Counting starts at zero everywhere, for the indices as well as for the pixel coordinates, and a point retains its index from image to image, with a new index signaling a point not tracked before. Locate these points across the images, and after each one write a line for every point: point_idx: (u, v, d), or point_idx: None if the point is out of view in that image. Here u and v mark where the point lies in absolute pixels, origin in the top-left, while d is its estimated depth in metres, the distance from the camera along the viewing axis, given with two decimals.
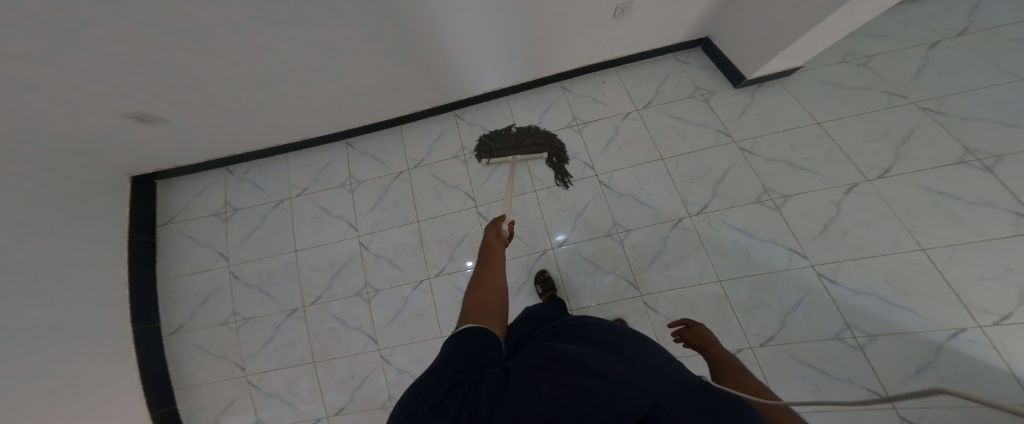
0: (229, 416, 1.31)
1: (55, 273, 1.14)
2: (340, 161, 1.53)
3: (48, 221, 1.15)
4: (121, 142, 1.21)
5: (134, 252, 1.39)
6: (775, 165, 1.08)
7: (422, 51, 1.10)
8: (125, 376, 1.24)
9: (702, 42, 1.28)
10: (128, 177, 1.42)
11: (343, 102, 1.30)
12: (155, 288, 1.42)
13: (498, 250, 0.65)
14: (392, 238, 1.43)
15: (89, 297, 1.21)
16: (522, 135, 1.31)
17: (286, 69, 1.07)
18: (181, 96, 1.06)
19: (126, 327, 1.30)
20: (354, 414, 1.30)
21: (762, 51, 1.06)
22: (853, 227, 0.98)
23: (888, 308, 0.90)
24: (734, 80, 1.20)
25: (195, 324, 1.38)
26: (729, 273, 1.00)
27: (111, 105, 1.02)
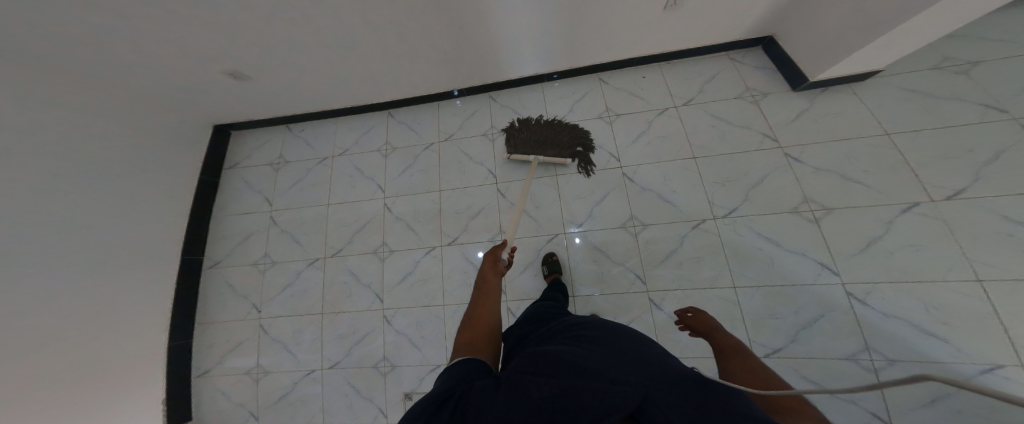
0: (236, 356, 1.40)
1: (137, 191, 1.33)
2: (380, 128, 1.65)
3: (139, 146, 1.35)
4: (209, 94, 1.40)
5: (200, 190, 1.56)
6: (822, 175, 0.99)
7: (469, 28, 1.16)
8: (161, 303, 1.35)
9: (766, 40, 1.21)
10: (211, 125, 1.63)
11: (391, 73, 1.40)
12: (207, 224, 1.56)
13: (494, 281, 0.71)
14: (413, 203, 1.50)
15: (154, 217, 1.38)
16: (548, 129, 1.20)
17: (349, 38, 1.18)
18: (261, 54, 1.21)
19: (175, 255, 1.43)
20: (347, 370, 1.35)
21: (836, 47, 0.98)
22: (900, 249, 0.88)
23: (919, 335, 0.82)
24: (794, 82, 1.12)
25: (231, 261, 1.52)
26: (746, 282, 0.95)
27: (207, 59, 1.19)
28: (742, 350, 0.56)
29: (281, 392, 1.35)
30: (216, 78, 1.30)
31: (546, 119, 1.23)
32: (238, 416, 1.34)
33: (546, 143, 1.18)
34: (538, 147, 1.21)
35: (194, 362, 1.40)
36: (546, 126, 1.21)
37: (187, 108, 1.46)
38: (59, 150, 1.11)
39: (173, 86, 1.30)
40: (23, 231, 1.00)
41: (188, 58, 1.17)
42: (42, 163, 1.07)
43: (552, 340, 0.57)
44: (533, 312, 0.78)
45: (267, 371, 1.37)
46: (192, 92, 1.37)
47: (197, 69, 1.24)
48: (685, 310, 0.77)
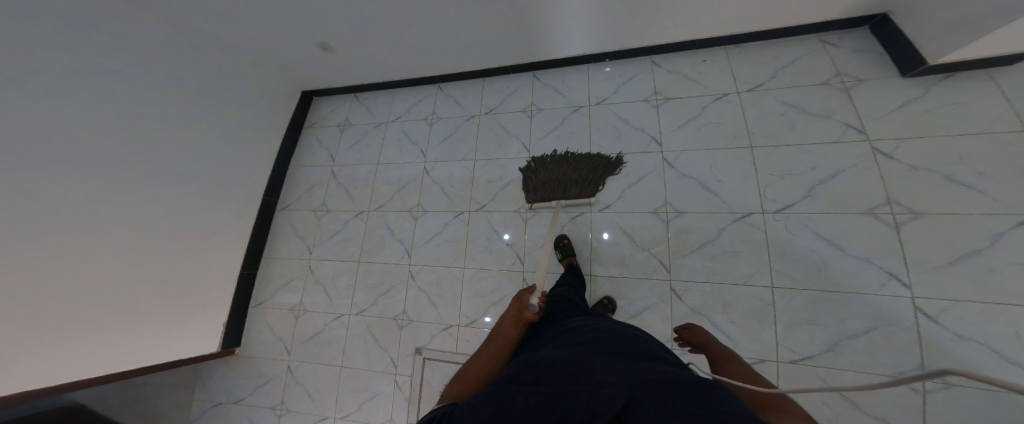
0: (286, 292, 1.58)
1: (247, 138, 1.58)
2: (430, 99, 1.75)
3: (252, 102, 1.60)
4: (302, 62, 1.62)
5: (284, 143, 1.78)
6: (916, 174, 0.83)
7: (522, 6, 1.16)
8: (239, 236, 1.54)
9: (875, 19, 1.02)
10: (300, 90, 1.88)
11: (448, 48, 1.46)
12: (285, 172, 1.79)
13: (510, 330, 0.67)
14: (450, 170, 1.57)
15: (250, 159, 1.60)
16: (562, 169, 1.18)
17: (415, 14, 1.25)
18: (341, 27, 1.35)
19: (259, 195, 1.65)
20: (370, 318, 1.47)
21: (966, 29, 0.80)
22: (1006, 267, 0.71)
23: (999, 364, 0.68)
24: (903, 67, 0.93)
25: (297, 205, 1.72)
26: (785, 282, 0.84)
27: (304, 31, 1.38)
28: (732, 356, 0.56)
29: (314, 329, 1.50)
30: (307, 47, 1.49)
31: (559, 159, 1.21)
32: (275, 346, 1.52)
33: (564, 183, 1.15)
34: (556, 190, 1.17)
35: (254, 294, 1.60)
36: (564, 162, 1.20)
37: (281, 74, 1.69)
38: (194, 96, 1.35)
39: (276, 52, 1.52)
40: (162, 157, 1.24)
41: (289, 29, 1.36)
42: (179, 103, 1.30)
43: (546, 345, 0.58)
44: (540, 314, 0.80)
45: (306, 309, 1.54)
46: (291, 60, 1.59)
47: (295, 39, 1.43)
48: (684, 326, 0.74)
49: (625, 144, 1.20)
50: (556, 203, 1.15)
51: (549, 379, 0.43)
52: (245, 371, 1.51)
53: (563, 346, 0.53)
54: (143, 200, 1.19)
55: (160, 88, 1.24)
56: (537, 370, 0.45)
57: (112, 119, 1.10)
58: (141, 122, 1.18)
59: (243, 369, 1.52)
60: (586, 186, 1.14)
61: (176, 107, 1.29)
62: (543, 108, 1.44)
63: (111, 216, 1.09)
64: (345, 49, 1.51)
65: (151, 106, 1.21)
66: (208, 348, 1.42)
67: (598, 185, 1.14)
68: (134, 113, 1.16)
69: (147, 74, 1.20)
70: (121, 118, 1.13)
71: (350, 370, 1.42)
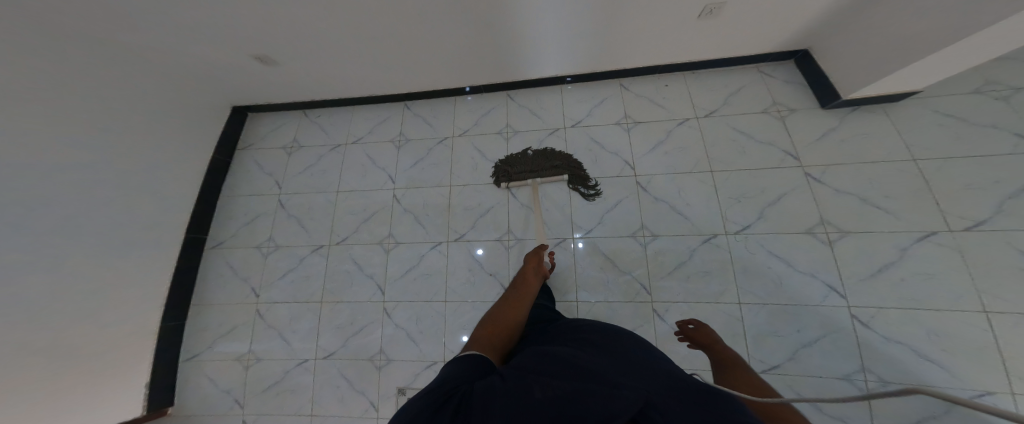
0: (229, 341, 1.40)
1: (164, 172, 1.35)
2: (396, 119, 1.65)
3: (173, 127, 1.38)
4: (236, 77, 1.43)
5: (212, 169, 1.56)
6: (840, 196, 0.99)
7: (497, 27, 1.14)
8: (157, 280, 1.32)
9: (798, 54, 1.20)
10: (229, 105, 1.64)
11: (411, 66, 1.39)
12: (214, 204, 1.56)
13: (522, 295, 0.75)
14: (422, 197, 1.50)
15: (168, 193, 1.36)
16: (541, 158, 1.31)
17: (375, 30, 1.17)
18: (283, 40, 1.20)
19: (181, 232, 1.42)
20: (341, 361, 1.36)
21: (871, 71, 0.97)
22: (912, 277, 0.88)
23: (919, 361, 0.83)
24: (823, 100, 1.11)
25: (235, 243, 1.52)
26: (751, 299, 0.95)
27: (238, 44, 1.21)
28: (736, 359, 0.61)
29: (272, 380, 1.35)
30: (243, 61, 1.31)
31: (539, 152, 1.34)
32: (223, 402, 1.33)
33: (541, 168, 1.28)
34: (532, 172, 1.30)
35: (183, 345, 1.39)
36: (542, 154, 1.32)
37: (207, 88, 1.47)
38: (86, 127, 1.10)
39: (205, 67, 1.33)
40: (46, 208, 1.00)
41: (220, 41, 1.18)
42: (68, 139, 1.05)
43: (553, 340, 0.57)
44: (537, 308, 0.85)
45: (258, 359, 1.37)
46: (221, 74, 1.39)
47: (225, 51, 1.24)
48: (687, 322, 0.85)
49: (600, 169, 1.25)
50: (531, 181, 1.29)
51: (565, 362, 0.44)
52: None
53: (572, 343, 0.53)
54: (28, 263, 0.95)
55: (42, 115, 0.99)
56: (554, 361, 0.44)
57: None
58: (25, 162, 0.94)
59: None
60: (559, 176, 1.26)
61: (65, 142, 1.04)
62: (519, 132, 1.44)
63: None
64: (292, 64, 1.36)
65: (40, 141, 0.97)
66: (127, 414, 1.21)
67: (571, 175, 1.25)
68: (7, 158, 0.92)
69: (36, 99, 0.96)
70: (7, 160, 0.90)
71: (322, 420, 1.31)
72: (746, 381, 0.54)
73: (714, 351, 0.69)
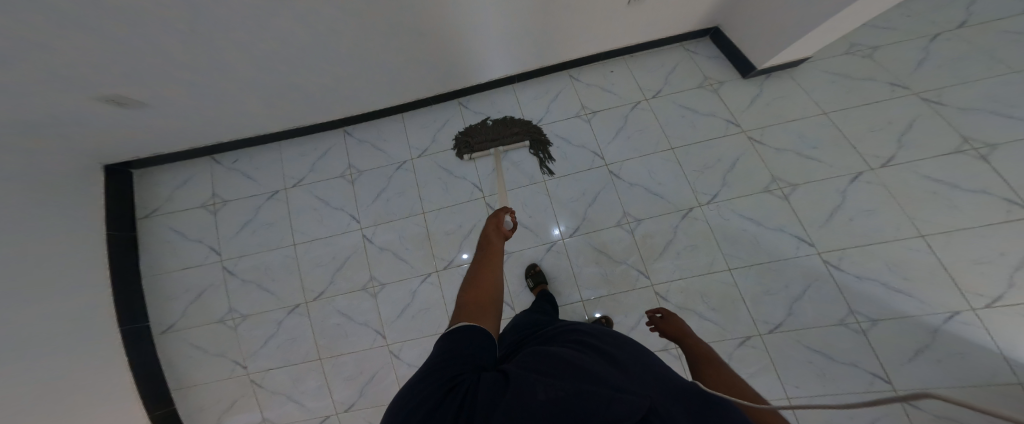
0: (236, 414, 1.27)
1: (54, 274, 1.10)
2: (338, 150, 1.47)
3: (41, 215, 1.10)
4: (113, 130, 1.15)
5: (122, 248, 1.31)
6: (782, 154, 1.13)
7: (432, 34, 1.06)
8: (109, 380, 1.17)
9: (711, 31, 1.29)
10: (102, 165, 1.31)
11: (337, 89, 1.23)
12: (144, 285, 1.33)
13: (496, 244, 0.68)
14: (396, 230, 1.39)
15: (61, 299, 1.10)
16: (500, 127, 1.34)
17: (283, 52, 1.01)
18: (168, 79, 0.99)
19: (113, 327, 1.22)
20: (366, 410, 1.27)
21: (771, 40, 1.09)
22: (858, 215, 1.05)
23: (892, 294, 0.99)
24: (743, 71, 1.23)
25: (188, 323, 1.31)
26: (738, 262, 1.06)
27: (101, 89, 0.96)
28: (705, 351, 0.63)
29: None
30: (110, 111, 1.05)
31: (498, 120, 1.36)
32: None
33: (502, 137, 1.32)
34: (494, 141, 1.33)
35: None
36: (499, 123, 1.35)
37: (77, 149, 1.18)
38: None
39: (67, 124, 1.06)
40: None
41: (75, 88, 0.93)
42: None
43: (551, 342, 0.53)
44: (521, 322, 0.82)
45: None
46: (87, 130, 1.12)
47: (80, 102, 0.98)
48: (657, 312, 0.93)
49: (573, 164, 1.26)
50: (493, 149, 1.32)
51: (563, 361, 0.40)
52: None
53: (573, 346, 0.49)
54: None
55: None
56: (556, 361, 0.40)
57: None
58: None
59: None
60: (520, 143, 1.30)
61: None
62: (467, 137, 1.37)
63: None
64: (166, 107, 1.11)
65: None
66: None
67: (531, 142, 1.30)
68: None
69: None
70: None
71: None
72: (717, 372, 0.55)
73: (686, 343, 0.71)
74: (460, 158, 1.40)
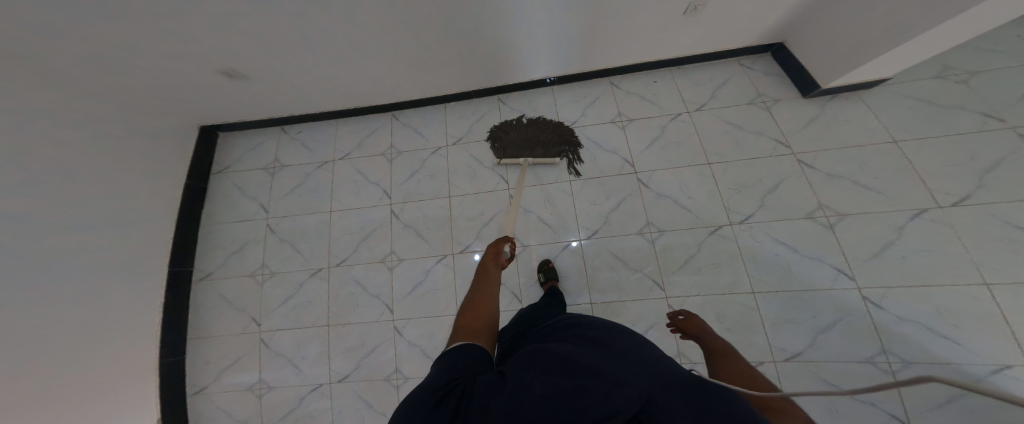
0: (236, 372, 1.34)
1: (137, 208, 1.29)
2: (384, 132, 1.60)
3: (141, 159, 1.32)
4: (204, 102, 1.38)
5: (190, 196, 1.49)
6: (834, 181, 1.05)
7: (484, 34, 1.13)
8: (146, 316, 1.27)
9: (774, 47, 1.26)
10: (198, 126, 1.55)
11: (393, 78, 1.36)
12: (197, 234, 1.49)
13: (493, 271, 0.70)
14: (421, 209, 1.46)
15: (136, 232, 1.28)
16: (534, 131, 1.28)
17: (354, 42, 1.13)
18: (258, 57, 1.15)
19: (164, 267, 1.36)
20: (357, 384, 1.31)
21: (842, 57, 1.04)
22: (912, 255, 0.94)
23: (935, 338, 0.87)
24: (804, 90, 1.18)
25: (224, 273, 1.45)
26: (764, 287, 0.98)
27: (202, 63, 1.14)
28: (727, 350, 0.59)
29: (287, 407, 1.30)
30: (214, 81, 1.25)
31: (532, 122, 1.31)
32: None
33: (534, 144, 1.26)
34: (525, 149, 1.28)
35: (189, 379, 1.33)
36: (531, 126, 1.30)
37: (182, 113, 1.41)
38: (41, 166, 1.03)
39: (170, 91, 1.26)
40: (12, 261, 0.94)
41: (181, 62, 1.11)
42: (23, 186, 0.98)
43: (554, 337, 0.55)
44: (525, 315, 0.83)
45: (270, 388, 1.31)
46: (188, 98, 1.33)
47: (188, 72, 1.17)
48: (676, 313, 0.83)
49: (601, 168, 1.26)
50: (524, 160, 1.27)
51: (562, 357, 0.41)
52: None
53: (574, 339, 0.50)
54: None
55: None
56: (554, 357, 0.41)
57: None
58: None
59: None
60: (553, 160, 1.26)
61: (25, 184, 0.99)
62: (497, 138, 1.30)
63: None
64: (261, 77, 1.27)
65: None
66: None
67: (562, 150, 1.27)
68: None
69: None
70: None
71: None
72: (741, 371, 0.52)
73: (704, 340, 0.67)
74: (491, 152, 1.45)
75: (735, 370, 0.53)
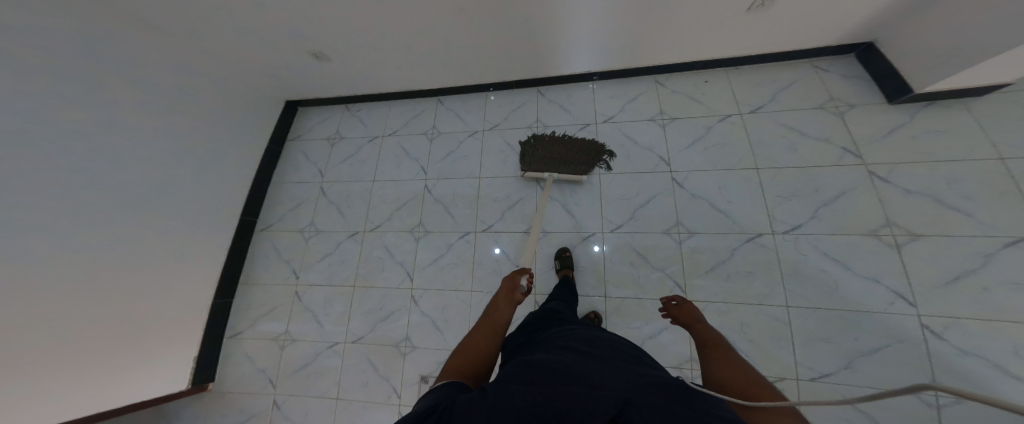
0: (270, 321, 1.44)
1: (233, 161, 1.50)
2: (428, 114, 1.71)
3: (241, 122, 1.54)
4: (290, 76, 1.58)
5: (266, 157, 1.68)
6: (911, 197, 0.96)
7: (536, 25, 1.16)
8: (217, 256, 1.42)
9: (862, 47, 1.14)
10: (284, 100, 1.79)
11: (448, 64, 1.46)
12: (267, 189, 1.68)
13: (502, 310, 0.72)
14: (452, 187, 1.53)
15: (229, 181, 1.49)
16: (561, 151, 1.21)
17: (422, 28, 1.23)
18: (342, 38, 1.30)
19: (238, 215, 1.53)
20: (368, 346, 1.37)
21: (944, 61, 0.93)
22: (995, 286, 0.84)
23: (1004, 378, 0.79)
24: (890, 95, 1.06)
25: (281, 227, 1.60)
26: (800, 302, 0.94)
27: (299, 42, 1.32)
28: (718, 341, 0.59)
29: (303, 362, 1.37)
30: (304, 60, 1.44)
31: (560, 140, 1.21)
32: (258, 380, 1.37)
33: (560, 163, 1.21)
34: (550, 167, 1.24)
35: (231, 322, 1.45)
36: (558, 143, 1.21)
37: (271, 85, 1.63)
38: (172, 115, 1.25)
39: (267, 64, 1.47)
40: (135, 185, 1.14)
41: (284, 40, 1.30)
42: (155, 124, 1.20)
43: (542, 346, 0.56)
44: (530, 318, 0.79)
45: (294, 340, 1.40)
46: (279, 73, 1.55)
47: (287, 48, 1.35)
48: (669, 298, 0.84)
49: (632, 163, 1.23)
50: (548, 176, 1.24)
51: (545, 369, 0.43)
52: (222, 410, 1.35)
53: (558, 349, 0.52)
54: (115, 230, 1.08)
55: (137, 107, 1.15)
56: (538, 370, 0.43)
57: (86, 147, 1.01)
58: (80, 134, 0.99)
59: (221, 407, 1.36)
60: (577, 177, 1.23)
61: (162, 126, 1.22)
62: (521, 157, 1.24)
63: (86, 249, 1.01)
64: (342, 60, 1.45)
65: (86, 115, 1.01)
66: (176, 385, 1.28)
67: (588, 167, 1.22)
68: (110, 134, 1.07)
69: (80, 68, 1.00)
70: (51, 130, 0.92)
71: (348, 402, 1.31)
72: (728, 362, 0.53)
73: (694, 330, 0.68)
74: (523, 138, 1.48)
75: (722, 361, 0.54)
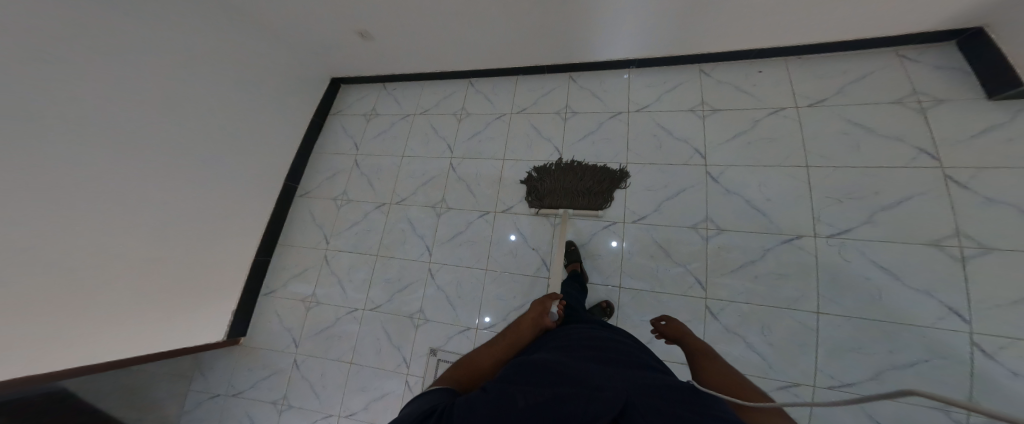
0: (300, 282, 1.55)
1: (279, 130, 1.61)
2: (460, 94, 1.72)
3: (287, 94, 1.64)
4: (333, 53, 1.65)
5: (308, 130, 1.77)
6: (990, 207, 0.86)
7: (575, 7, 1.13)
8: (259, 217, 1.54)
9: (968, 33, 0.99)
10: (328, 77, 1.87)
11: (483, 46, 1.46)
12: (309, 157, 1.78)
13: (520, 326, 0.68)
14: (477, 167, 1.55)
15: (275, 148, 1.60)
16: (573, 180, 1.18)
17: (461, 9, 1.24)
18: (385, 16, 1.34)
19: (282, 180, 1.65)
20: (385, 315, 1.43)
21: None
22: None
23: None
24: (991, 89, 0.93)
25: (318, 193, 1.70)
26: (833, 308, 0.90)
27: (346, 19, 1.38)
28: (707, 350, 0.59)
29: (325, 324, 1.46)
30: (348, 37, 1.51)
31: (570, 167, 1.21)
32: (283, 338, 1.47)
33: (573, 194, 1.17)
34: (564, 200, 1.19)
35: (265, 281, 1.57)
36: (569, 172, 1.21)
37: (315, 61, 1.71)
38: (227, 82, 1.36)
39: (315, 41, 1.55)
40: (193, 143, 1.25)
41: (332, 16, 1.37)
42: (215, 88, 1.31)
43: (547, 349, 0.54)
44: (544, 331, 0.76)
45: (320, 302, 1.50)
46: (324, 50, 1.62)
47: (333, 24, 1.42)
48: (661, 318, 0.80)
49: (663, 154, 1.18)
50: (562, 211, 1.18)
51: (546, 369, 0.42)
52: (249, 363, 1.47)
53: (563, 353, 0.50)
54: (173, 181, 1.20)
55: (200, 72, 1.26)
56: (539, 371, 0.42)
57: (155, 108, 1.12)
58: (145, 93, 1.10)
59: (249, 361, 1.47)
60: (594, 213, 1.15)
61: (219, 92, 1.33)
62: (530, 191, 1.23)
63: (149, 194, 1.13)
64: (383, 38, 1.49)
65: (150, 76, 1.10)
66: (213, 336, 1.39)
67: (605, 198, 1.15)
68: (177, 95, 1.19)
69: (154, 32, 1.11)
70: (114, 88, 1.02)
71: (360, 367, 1.38)
72: (721, 371, 0.52)
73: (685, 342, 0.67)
74: (553, 122, 1.46)
75: (716, 370, 0.53)
